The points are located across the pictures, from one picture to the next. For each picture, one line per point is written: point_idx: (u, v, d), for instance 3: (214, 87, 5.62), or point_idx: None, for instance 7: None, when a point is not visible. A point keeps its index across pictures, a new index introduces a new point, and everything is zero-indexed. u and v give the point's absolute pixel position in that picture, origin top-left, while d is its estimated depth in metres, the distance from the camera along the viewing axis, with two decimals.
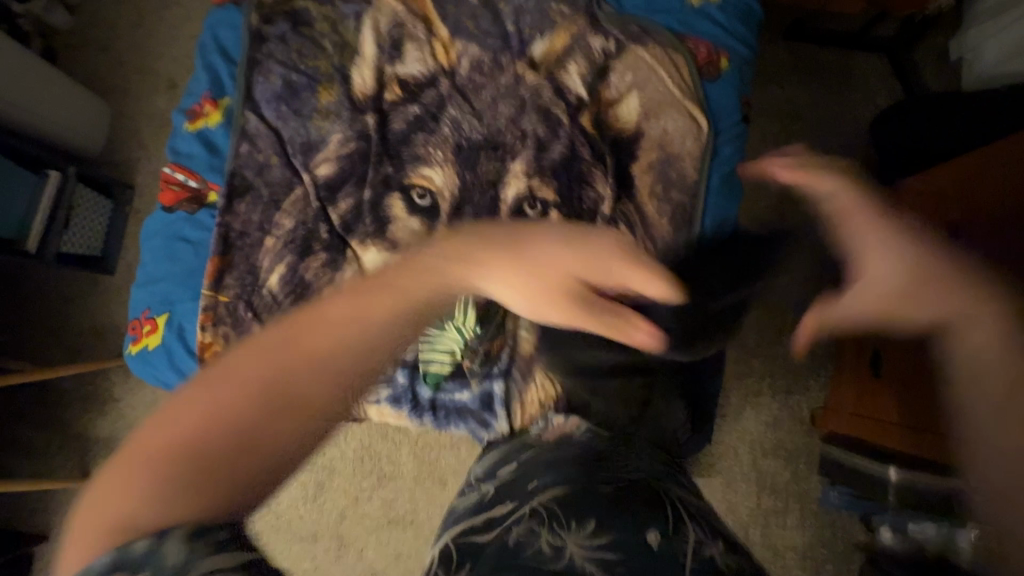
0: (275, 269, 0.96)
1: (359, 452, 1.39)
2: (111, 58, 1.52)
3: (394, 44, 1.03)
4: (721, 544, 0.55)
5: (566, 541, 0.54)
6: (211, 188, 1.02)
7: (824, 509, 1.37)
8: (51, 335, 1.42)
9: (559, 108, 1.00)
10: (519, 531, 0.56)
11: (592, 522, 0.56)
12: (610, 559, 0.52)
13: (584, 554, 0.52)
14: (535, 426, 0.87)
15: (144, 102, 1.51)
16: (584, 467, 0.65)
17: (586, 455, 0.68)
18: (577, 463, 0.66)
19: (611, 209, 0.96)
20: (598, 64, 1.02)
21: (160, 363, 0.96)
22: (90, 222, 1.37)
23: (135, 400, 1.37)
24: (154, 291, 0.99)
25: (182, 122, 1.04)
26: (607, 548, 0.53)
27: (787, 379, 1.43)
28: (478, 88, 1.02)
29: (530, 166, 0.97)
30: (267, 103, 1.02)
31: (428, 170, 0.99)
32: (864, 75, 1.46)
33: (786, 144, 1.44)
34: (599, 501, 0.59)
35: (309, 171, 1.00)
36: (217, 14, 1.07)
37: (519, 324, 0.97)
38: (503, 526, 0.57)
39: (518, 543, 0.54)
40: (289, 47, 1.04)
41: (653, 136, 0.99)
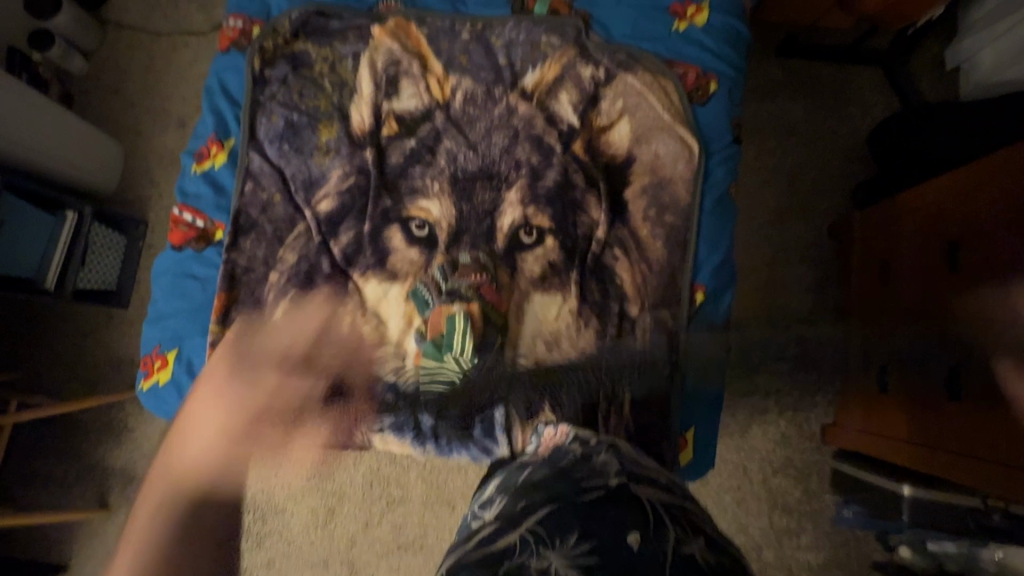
0: (279, 303, 0.99)
1: (368, 476, 1.40)
2: (124, 100, 1.59)
3: (390, 81, 1.06)
4: (703, 542, 0.59)
5: (552, 559, 0.55)
6: (218, 226, 1.05)
7: (837, 529, 1.35)
8: (68, 371, 1.47)
9: (551, 137, 1.02)
10: (508, 539, 0.59)
11: (575, 534, 0.58)
12: (593, 563, 0.54)
13: (567, 564, 0.54)
14: (530, 444, 0.92)
15: (155, 140, 1.57)
16: (566, 479, 0.69)
17: (573, 470, 0.72)
18: (563, 479, 0.70)
19: (605, 234, 0.99)
20: (589, 92, 1.04)
21: (171, 397, 1.00)
22: (106, 258, 1.42)
23: (148, 429, 1.44)
24: (164, 327, 1.02)
25: (190, 164, 1.08)
26: (592, 555, 0.55)
27: (794, 395, 1.41)
28: (472, 120, 1.04)
29: (525, 195, 1.00)
30: (270, 143, 1.06)
31: (426, 202, 1.02)
32: (858, 87, 1.47)
33: (780, 160, 1.46)
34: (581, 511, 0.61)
35: (311, 208, 1.03)
36: (222, 59, 1.11)
37: (518, 350, 0.98)
38: (492, 547, 0.59)
39: (503, 550, 0.58)
40: (290, 89, 1.07)
41: (645, 161, 1.01)
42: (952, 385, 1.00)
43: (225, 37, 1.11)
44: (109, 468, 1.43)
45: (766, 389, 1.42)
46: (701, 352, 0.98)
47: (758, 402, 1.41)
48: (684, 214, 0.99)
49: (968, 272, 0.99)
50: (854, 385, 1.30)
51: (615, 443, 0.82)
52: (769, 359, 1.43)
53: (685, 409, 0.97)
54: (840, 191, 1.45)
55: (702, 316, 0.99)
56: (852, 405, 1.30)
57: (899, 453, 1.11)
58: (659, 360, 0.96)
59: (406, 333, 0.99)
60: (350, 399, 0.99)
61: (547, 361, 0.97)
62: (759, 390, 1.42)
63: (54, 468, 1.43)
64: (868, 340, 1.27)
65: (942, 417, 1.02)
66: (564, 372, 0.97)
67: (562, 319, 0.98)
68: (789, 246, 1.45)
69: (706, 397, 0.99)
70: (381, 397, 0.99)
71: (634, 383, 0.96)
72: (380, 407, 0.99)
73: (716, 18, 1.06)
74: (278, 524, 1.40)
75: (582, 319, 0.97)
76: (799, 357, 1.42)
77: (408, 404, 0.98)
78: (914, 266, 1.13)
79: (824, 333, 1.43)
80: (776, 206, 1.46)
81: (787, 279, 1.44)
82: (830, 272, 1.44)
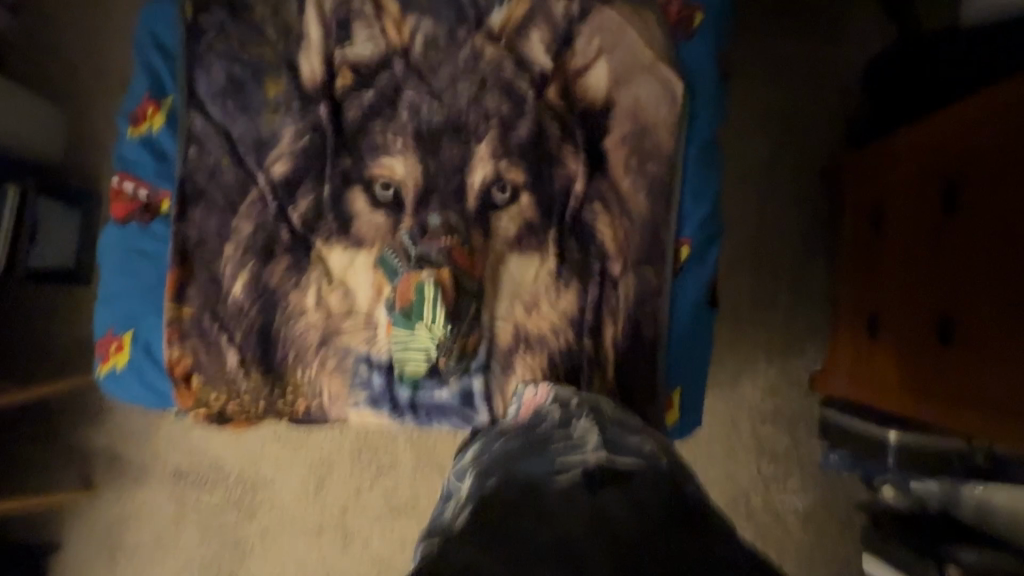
0: (238, 276, 0.94)
1: (356, 445, 1.38)
2: (59, 60, 1.45)
3: (340, 25, 0.95)
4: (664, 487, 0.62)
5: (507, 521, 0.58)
6: (163, 196, 0.96)
7: (824, 473, 1.37)
8: (33, 355, 1.41)
9: (522, 82, 0.93)
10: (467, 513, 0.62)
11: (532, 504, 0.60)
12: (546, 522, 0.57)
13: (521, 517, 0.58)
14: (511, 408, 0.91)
15: (98, 103, 1.44)
16: (543, 454, 0.71)
17: (548, 441, 0.74)
18: (535, 452, 0.72)
19: (584, 188, 0.92)
20: (562, 29, 0.93)
21: (132, 381, 0.95)
22: (60, 234, 1.33)
23: (126, 410, 1.40)
24: (116, 308, 0.96)
25: (125, 128, 0.97)
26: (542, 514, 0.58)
27: (782, 346, 1.39)
28: (435, 66, 0.94)
29: (496, 149, 0.92)
30: (213, 101, 0.96)
31: (389, 161, 0.94)
32: (855, 17, 1.37)
33: (770, 101, 1.38)
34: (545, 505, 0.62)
35: (264, 172, 0.94)
36: (149, 7, 0.98)
37: (496, 316, 0.93)
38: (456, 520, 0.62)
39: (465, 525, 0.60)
40: (229, 38, 0.96)
41: (625, 106, 0.93)
42: (935, 331, 0.99)
43: None
44: (88, 450, 1.40)
45: (755, 341, 1.39)
46: (687, 309, 0.93)
47: (747, 355, 1.39)
48: (669, 163, 0.92)
49: (961, 216, 0.94)
50: (844, 334, 1.28)
51: (596, 410, 0.81)
52: (759, 311, 1.40)
53: (671, 367, 0.94)
54: (834, 131, 1.38)
55: (688, 271, 0.94)
56: (841, 353, 1.29)
57: (885, 401, 1.11)
58: (644, 320, 0.92)
59: (377, 303, 0.93)
60: (321, 374, 0.95)
61: (527, 326, 0.93)
62: (748, 343, 1.39)
63: (32, 453, 1.40)
64: (858, 288, 1.24)
65: (926, 365, 1.01)
66: (545, 337, 0.92)
67: (540, 281, 0.92)
68: (779, 193, 1.39)
69: (693, 354, 0.95)
70: (355, 370, 0.94)
71: (618, 344, 0.92)
72: (354, 381, 0.94)
73: None
74: (270, 497, 1.39)
75: (562, 280, 0.92)
76: (788, 307, 1.39)
77: (383, 376, 0.94)
78: (908, 207, 1.08)
79: (815, 282, 1.39)
80: (767, 152, 1.39)
81: (777, 228, 1.39)
82: (822, 218, 1.39)
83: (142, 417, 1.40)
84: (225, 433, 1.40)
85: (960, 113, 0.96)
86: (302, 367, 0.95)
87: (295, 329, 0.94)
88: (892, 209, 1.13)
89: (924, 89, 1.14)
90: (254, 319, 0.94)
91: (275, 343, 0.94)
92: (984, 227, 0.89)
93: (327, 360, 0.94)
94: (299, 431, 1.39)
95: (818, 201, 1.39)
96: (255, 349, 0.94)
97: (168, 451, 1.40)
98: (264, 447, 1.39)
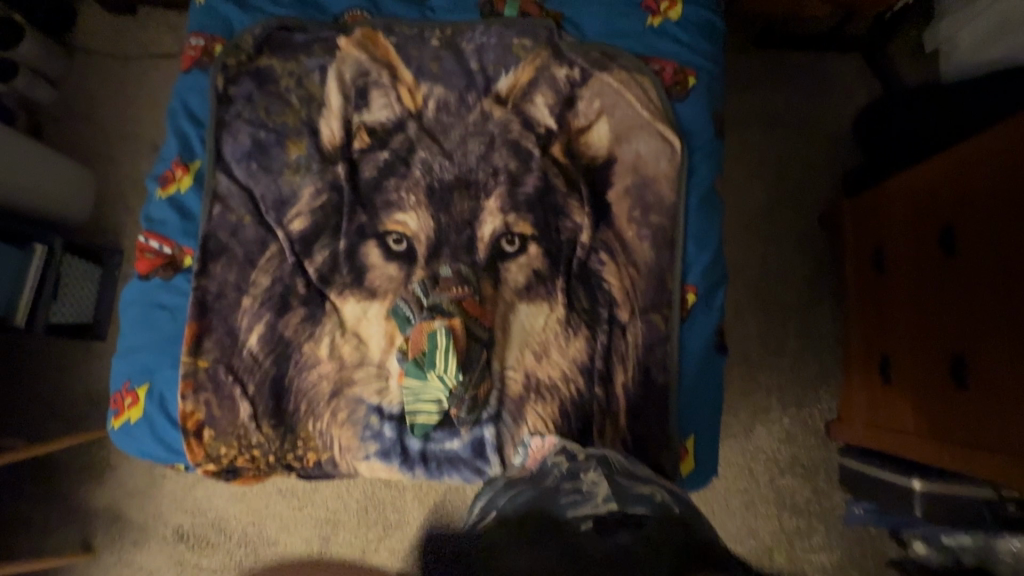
0: (254, 328, 0.96)
1: (363, 502, 1.34)
2: (94, 128, 1.55)
3: (359, 93, 1.02)
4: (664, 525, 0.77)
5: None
6: (186, 252, 1.00)
7: (850, 526, 1.32)
8: (45, 410, 1.41)
9: (529, 141, 0.99)
10: None
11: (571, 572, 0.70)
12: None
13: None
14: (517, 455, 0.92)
15: (127, 167, 1.53)
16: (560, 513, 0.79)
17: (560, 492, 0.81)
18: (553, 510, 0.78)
19: (590, 238, 0.95)
20: (565, 93, 1.00)
21: (144, 435, 0.96)
22: (79, 293, 1.37)
23: (132, 466, 1.38)
24: (133, 362, 0.97)
25: (154, 189, 1.03)
26: None
27: (794, 391, 1.37)
28: (447, 128, 1.00)
29: (505, 203, 0.97)
30: (237, 163, 1.02)
31: (403, 215, 0.98)
32: (840, 75, 1.46)
33: (765, 153, 1.44)
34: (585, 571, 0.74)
35: (283, 228, 0.99)
36: (184, 80, 1.07)
37: (506, 364, 0.94)
38: None
39: None
40: (256, 106, 1.03)
41: (627, 161, 0.98)
42: (950, 374, 0.98)
43: (187, 57, 1.07)
44: (91, 509, 1.37)
45: (767, 388, 1.38)
46: (697, 355, 0.94)
47: (760, 402, 1.37)
48: (671, 214, 0.96)
49: (963, 258, 0.96)
50: (858, 378, 1.27)
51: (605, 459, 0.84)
52: (769, 356, 1.39)
53: (684, 414, 0.93)
54: (829, 180, 1.43)
55: (695, 317, 0.95)
56: (856, 398, 1.27)
57: (906, 447, 1.09)
58: (654, 366, 0.92)
59: (389, 353, 0.95)
60: (332, 426, 0.94)
61: (537, 373, 0.93)
62: (759, 389, 1.38)
63: (34, 512, 1.37)
64: (867, 331, 1.24)
65: (945, 408, 0.99)
66: (556, 385, 0.93)
67: (550, 329, 0.94)
68: (779, 240, 1.42)
69: (705, 401, 0.94)
70: (366, 422, 0.94)
71: (629, 391, 0.92)
72: (365, 433, 0.94)
73: (690, 11, 1.03)
74: (272, 558, 1.34)
75: (571, 328, 0.93)
76: (798, 351, 1.39)
77: (394, 427, 0.94)
78: (909, 252, 1.11)
79: (822, 326, 1.39)
80: (765, 200, 1.43)
81: (780, 273, 1.41)
82: (824, 264, 1.41)
83: (149, 473, 1.38)
84: (230, 489, 1.37)
85: (952, 160, 0.99)
86: (313, 419, 0.95)
87: (307, 380, 0.95)
88: (895, 252, 1.15)
89: (914, 139, 1.19)
90: (268, 371, 0.95)
91: (287, 395, 0.95)
92: (988, 268, 0.91)
93: (338, 411, 0.94)
94: (305, 487, 1.36)
95: (819, 246, 1.42)
96: (267, 400, 0.95)
97: (172, 510, 1.37)
98: (269, 505, 1.36)
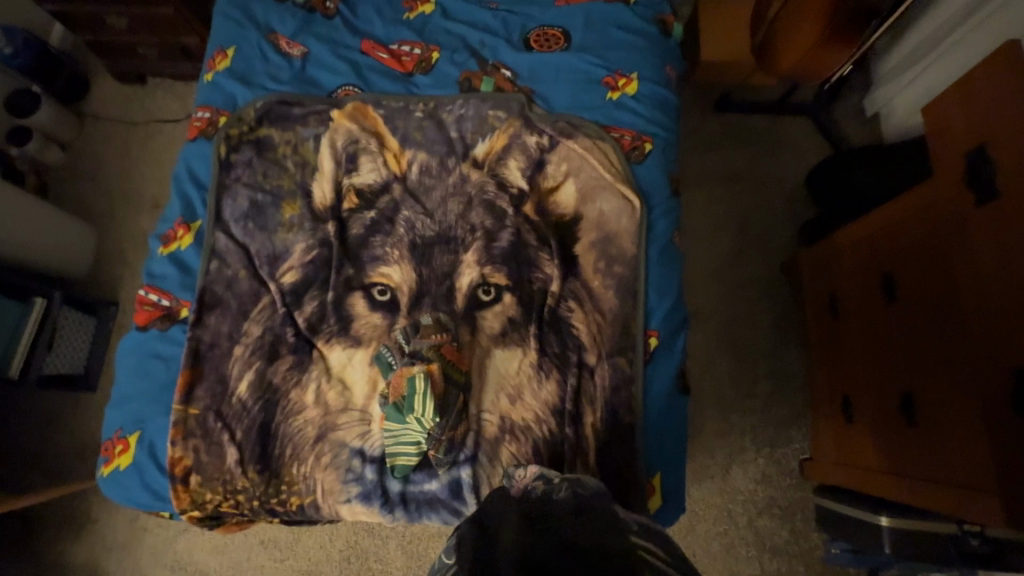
0: (244, 376, 1.01)
1: (345, 551, 1.34)
2: (100, 186, 1.65)
3: (349, 159, 1.13)
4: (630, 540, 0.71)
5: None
6: (183, 304, 1.07)
7: (829, 567, 1.34)
8: (30, 461, 1.43)
9: (503, 201, 1.09)
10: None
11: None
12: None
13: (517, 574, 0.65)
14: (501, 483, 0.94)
15: (129, 223, 1.62)
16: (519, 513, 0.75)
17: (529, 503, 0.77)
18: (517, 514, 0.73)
19: (559, 288, 1.04)
20: (535, 158, 1.11)
21: (132, 482, 0.99)
22: (74, 344, 1.42)
23: (115, 518, 1.38)
24: (126, 410, 1.02)
25: (156, 247, 1.11)
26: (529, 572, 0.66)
27: (766, 431, 1.43)
28: (428, 190, 1.11)
29: (481, 256, 1.06)
30: (235, 222, 1.11)
31: (387, 268, 1.06)
32: (791, 137, 1.61)
33: (726, 207, 1.57)
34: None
35: (275, 281, 1.06)
36: (190, 148, 1.17)
37: (483, 407, 0.99)
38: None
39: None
40: (254, 171, 1.14)
41: (592, 218, 1.07)
42: (904, 410, 1.04)
43: (194, 127, 1.19)
44: (70, 564, 1.36)
45: (741, 429, 1.43)
46: (661, 394, 1.00)
47: (735, 442, 1.42)
48: (632, 265, 1.05)
49: (904, 301, 1.05)
50: (825, 417, 1.33)
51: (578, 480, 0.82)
52: (741, 398, 1.45)
53: (650, 453, 0.98)
54: (786, 231, 1.55)
55: (658, 360, 1.02)
56: (824, 437, 1.32)
57: (870, 483, 1.13)
58: (620, 407, 0.98)
59: (372, 398, 1.00)
60: (316, 470, 0.98)
61: (512, 416, 0.99)
62: (734, 430, 1.43)
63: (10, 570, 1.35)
64: (829, 372, 1.31)
65: (905, 443, 1.04)
66: (530, 426, 0.98)
67: (524, 373, 1.00)
68: (745, 286, 1.52)
69: (671, 439, 1.00)
70: (348, 465, 0.98)
71: (598, 432, 0.97)
72: (348, 476, 0.98)
73: (645, 88, 1.17)
74: None
75: (543, 371, 1.00)
76: (768, 392, 1.45)
77: (375, 469, 0.98)
78: (859, 297, 1.20)
79: (790, 368, 1.47)
80: (729, 249, 1.54)
81: (745, 317, 1.50)
82: (787, 308, 1.50)
83: (131, 524, 1.38)
84: (212, 542, 1.36)
85: (888, 214, 1.11)
86: (297, 463, 0.98)
87: (292, 426, 0.99)
88: (848, 297, 1.24)
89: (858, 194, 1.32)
90: (255, 417, 1.00)
91: (273, 440, 0.99)
92: (927, 309, 0.99)
93: (322, 455, 0.98)
94: (287, 536, 1.36)
95: (781, 292, 1.52)
96: (254, 446, 0.99)
97: (153, 563, 1.36)
98: (251, 556, 1.35)
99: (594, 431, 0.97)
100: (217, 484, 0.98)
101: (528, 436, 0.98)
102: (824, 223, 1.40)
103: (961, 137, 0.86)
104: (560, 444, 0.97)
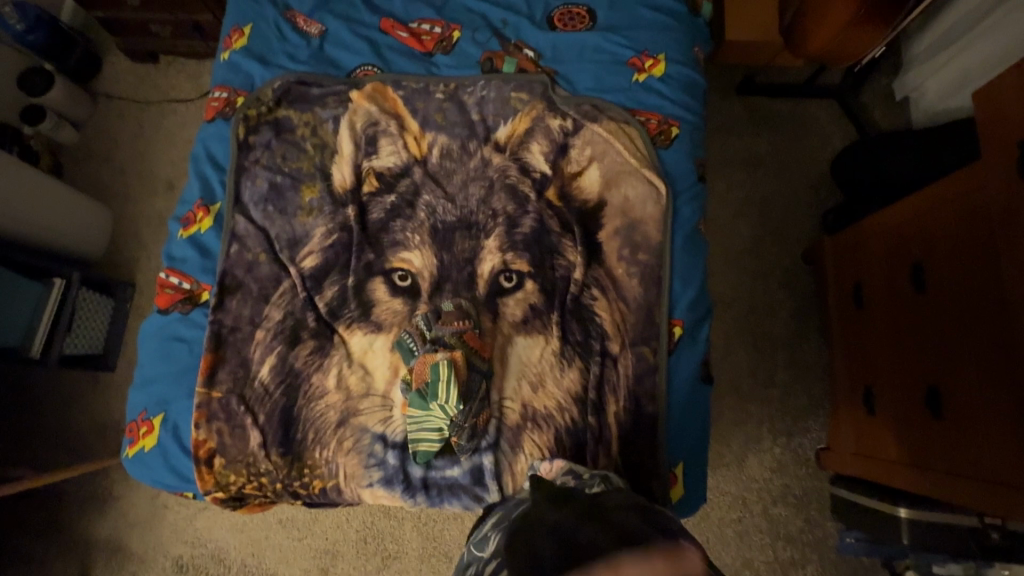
0: (266, 360, 1.01)
1: (362, 533, 1.36)
2: (114, 166, 1.64)
3: (369, 142, 1.11)
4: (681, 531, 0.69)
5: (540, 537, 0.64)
6: (203, 288, 1.07)
7: (843, 557, 1.35)
8: (51, 442, 1.45)
9: (525, 185, 1.07)
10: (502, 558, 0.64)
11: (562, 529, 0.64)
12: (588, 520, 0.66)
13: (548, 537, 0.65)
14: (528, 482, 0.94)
15: (144, 204, 1.61)
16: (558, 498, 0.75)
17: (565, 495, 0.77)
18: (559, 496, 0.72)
19: (582, 275, 1.02)
20: (558, 142, 1.09)
21: (156, 463, 1.00)
22: (92, 325, 1.43)
23: (137, 495, 1.40)
24: (150, 392, 1.03)
25: (177, 229, 1.11)
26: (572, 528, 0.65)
27: (784, 421, 1.42)
28: (449, 173, 1.09)
29: (503, 242, 1.04)
30: (255, 205, 1.09)
31: (407, 253, 1.05)
32: (818, 121, 1.56)
33: (749, 191, 1.54)
34: (580, 555, 0.55)
35: (296, 265, 1.05)
36: (208, 128, 1.16)
37: (504, 395, 0.99)
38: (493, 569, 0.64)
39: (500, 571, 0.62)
40: (274, 153, 1.12)
41: (616, 204, 1.05)
42: (930, 402, 1.02)
43: (211, 107, 1.17)
44: (94, 540, 1.39)
45: (758, 418, 1.42)
46: (684, 385, 0.99)
47: (752, 430, 1.42)
48: (657, 253, 1.03)
49: (935, 292, 1.02)
50: (845, 409, 1.31)
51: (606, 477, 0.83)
52: (758, 387, 1.44)
53: (672, 441, 0.98)
54: (810, 219, 1.52)
55: (682, 349, 1.01)
56: (844, 428, 1.30)
57: (891, 476, 1.11)
58: (643, 396, 0.98)
59: (393, 383, 1.00)
60: (338, 454, 0.99)
61: (533, 403, 0.98)
62: (751, 419, 1.42)
63: (36, 544, 1.39)
64: (851, 363, 1.29)
65: (930, 436, 1.02)
66: (551, 415, 0.98)
67: (545, 361, 0.99)
68: (767, 275, 1.49)
69: (691, 428, 0.99)
70: (370, 450, 0.98)
71: (620, 421, 0.97)
72: (369, 461, 0.98)
73: (673, 69, 1.13)
74: None
75: (565, 359, 0.99)
76: (786, 382, 1.44)
77: (397, 456, 0.98)
78: (885, 288, 1.17)
79: (809, 359, 1.45)
80: (750, 236, 1.51)
81: (766, 306, 1.48)
82: (808, 297, 1.48)
83: (152, 502, 1.40)
84: (231, 520, 1.39)
85: (922, 200, 1.07)
86: (319, 447, 0.99)
87: (314, 410, 1.00)
88: (873, 287, 1.21)
89: (887, 182, 1.28)
90: (277, 401, 1.00)
91: (296, 424, 1.00)
92: (961, 300, 0.96)
93: (344, 440, 0.99)
94: (304, 518, 1.38)
95: (803, 282, 1.49)
96: (276, 430, 0.99)
97: (173, 540, 1.38)
98: (269, 536, 1.37)
99: (616, 420, 0.97)
100: (240, 466, 0.99)
101: (550, 424, 0.97)
102: (849, 210, 1.36)
103: (1009, 122, 0.82)
104: (581, 433, 0.96)
